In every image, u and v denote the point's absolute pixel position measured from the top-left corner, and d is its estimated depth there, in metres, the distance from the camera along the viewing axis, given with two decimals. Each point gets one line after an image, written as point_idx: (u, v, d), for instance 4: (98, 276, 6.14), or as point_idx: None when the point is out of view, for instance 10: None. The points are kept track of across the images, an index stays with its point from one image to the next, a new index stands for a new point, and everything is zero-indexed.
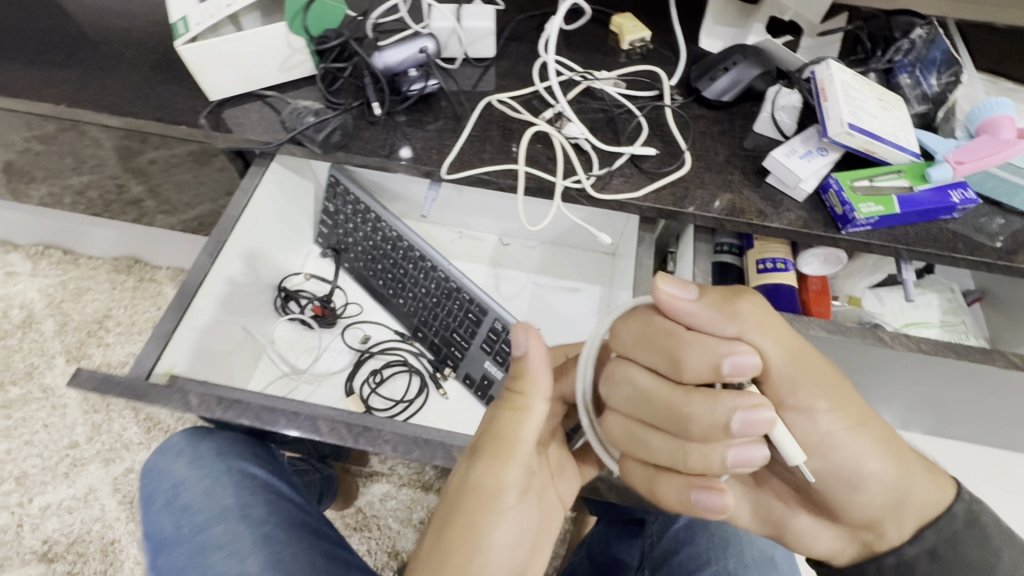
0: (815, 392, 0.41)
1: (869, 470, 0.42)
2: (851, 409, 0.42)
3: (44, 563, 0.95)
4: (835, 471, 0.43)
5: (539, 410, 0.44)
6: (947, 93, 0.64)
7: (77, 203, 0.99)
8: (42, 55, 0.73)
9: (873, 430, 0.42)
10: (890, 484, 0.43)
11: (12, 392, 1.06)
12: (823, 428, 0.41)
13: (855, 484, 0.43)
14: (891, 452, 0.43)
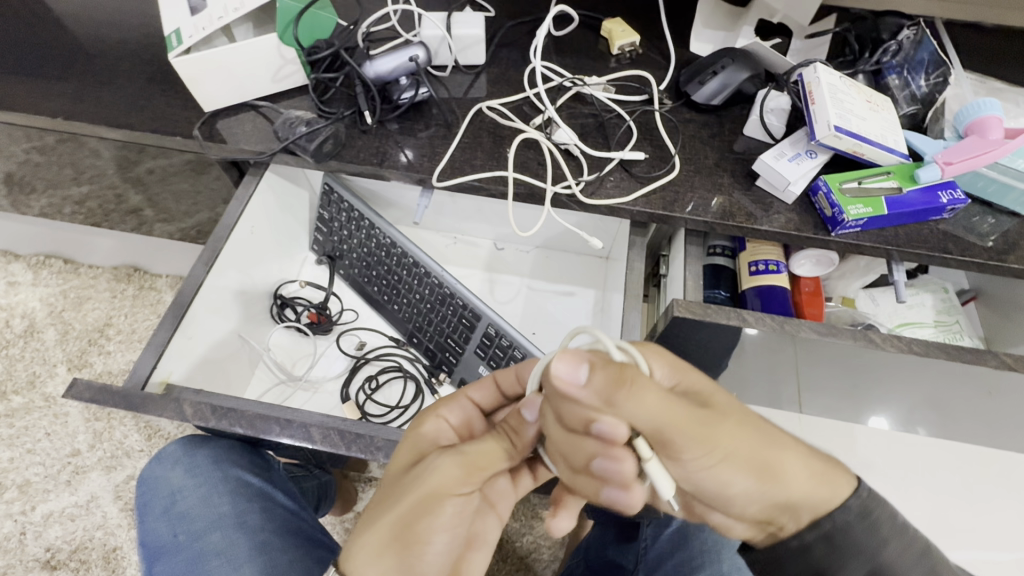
0: (684, 442, 0.37)
1: (739, 490, 0.40)
2: (728, 444, 0.38)
3: (47, 571, 0.96)
4: (711, 494, 0.41)
5: (452, 410, 0.50)
6: (935, 93, 0.65)
7: (77, 213, 1.00)
8: (39, 69, 0.74)
9: (746, 458, 0.39)
10: (765, 495, 0.41)
11: (14, 401, 1.07)
12: (689, 473, 0.39)
13: (733, 501, 0.41)
14: (771, 477, 0.41)
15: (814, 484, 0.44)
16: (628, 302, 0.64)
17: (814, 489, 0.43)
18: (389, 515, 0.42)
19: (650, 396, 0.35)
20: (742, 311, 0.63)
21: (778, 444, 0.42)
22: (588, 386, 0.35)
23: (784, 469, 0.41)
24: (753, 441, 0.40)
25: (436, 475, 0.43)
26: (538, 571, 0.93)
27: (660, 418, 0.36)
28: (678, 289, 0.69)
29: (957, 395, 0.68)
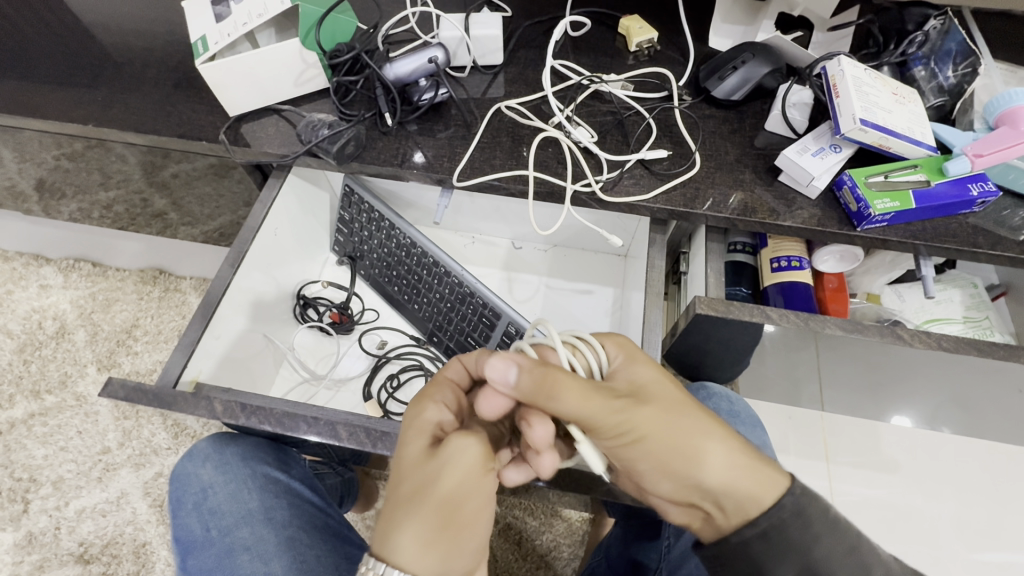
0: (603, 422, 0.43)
1: (647, 466, 0.46)
2: (643, 431, 0.44)
3: (80, 564, 0.99)
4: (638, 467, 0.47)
5: (442, 394, 0.48)
6: (964, 84, 0.63)
7: (105, 217, 1.03)
8: (70, 78, 0.76)
9: (661, 440, 0.45)
10: (684, 477, 0.46)
11: (48, 400, 1.10)
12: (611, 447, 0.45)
13: (653, 478, 0.47)
14: (677, 466, 0.45)
15: (740, 472, 0.45)
16: (649, 300, 0.64)
17: (743, 478, 0.45)
18: (427, 500, 0.42)
19: (564, 380, 0.41)
20: (765, 308, 0.61)
21: (699, 434, 0.45)
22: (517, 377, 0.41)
23: (700, 458, 0.45)
24: (669, 431, 0.45)
25: (462, 457, 0.43)
26: (559, 569, 0.93)
27: (583, 408, 0.42)
28: (698, 286, 0.68)
29: (990, 393, 0.66)
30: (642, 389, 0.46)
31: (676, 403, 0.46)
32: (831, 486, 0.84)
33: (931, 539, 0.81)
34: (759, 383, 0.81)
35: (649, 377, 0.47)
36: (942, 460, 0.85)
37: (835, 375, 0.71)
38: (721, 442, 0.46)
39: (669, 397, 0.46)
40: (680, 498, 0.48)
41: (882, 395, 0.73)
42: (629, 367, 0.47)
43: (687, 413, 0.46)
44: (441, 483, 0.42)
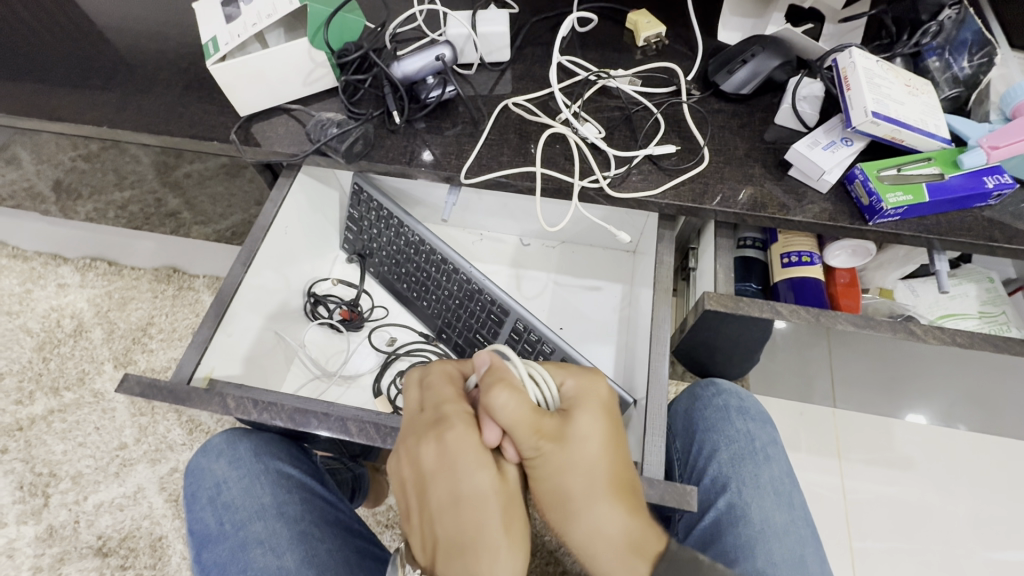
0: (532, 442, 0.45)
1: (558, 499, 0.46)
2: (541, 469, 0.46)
3: (99, 557, 1.01)
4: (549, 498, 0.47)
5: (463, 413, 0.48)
6: (979, 75, 0.62)
7: (119, 216, 1.05)
8: (85, 80, 0.77)
9: (566, 477, 0.45)
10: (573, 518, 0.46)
11: (66, 397, 1.13)
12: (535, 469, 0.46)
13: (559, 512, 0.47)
14: (560, 512, 0.46)
15: (612, 545, 0.45)
16: (658, 296, 0.63)
17: (616, 551, 0.45)
18: (515, 523, 0.45)
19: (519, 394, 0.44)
20: (775, 303, 0.61)
21: (598, 495, 0.45)
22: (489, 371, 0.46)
23: (586, 514, 0.45)
24: (564, 485, 0.46)
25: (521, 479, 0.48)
26: (569, 565, 0.93)
27: (514, 425, 0.43)
28: (707, 282, 0.68)
29: (1006, 387, 0.65)
30: (572, 436, 0.46)
31: (592, 468, 0.46)
32: (845, 484, 0.83)
33: (947, 537, 0.80)
34: (769, 379, 0.80)
35: (592, 431, 0.46)
36: (957, 458, 0.84)
37: (847, 371, 0.70)
38: (615, 510, 0.46)
39: (585, 456, 0.46)
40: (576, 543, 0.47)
41: (894, 391, 0.72)
42: (578, 403, 0.48)
43: (596, 474, 0.46)
44: (522, 507, 0.46)
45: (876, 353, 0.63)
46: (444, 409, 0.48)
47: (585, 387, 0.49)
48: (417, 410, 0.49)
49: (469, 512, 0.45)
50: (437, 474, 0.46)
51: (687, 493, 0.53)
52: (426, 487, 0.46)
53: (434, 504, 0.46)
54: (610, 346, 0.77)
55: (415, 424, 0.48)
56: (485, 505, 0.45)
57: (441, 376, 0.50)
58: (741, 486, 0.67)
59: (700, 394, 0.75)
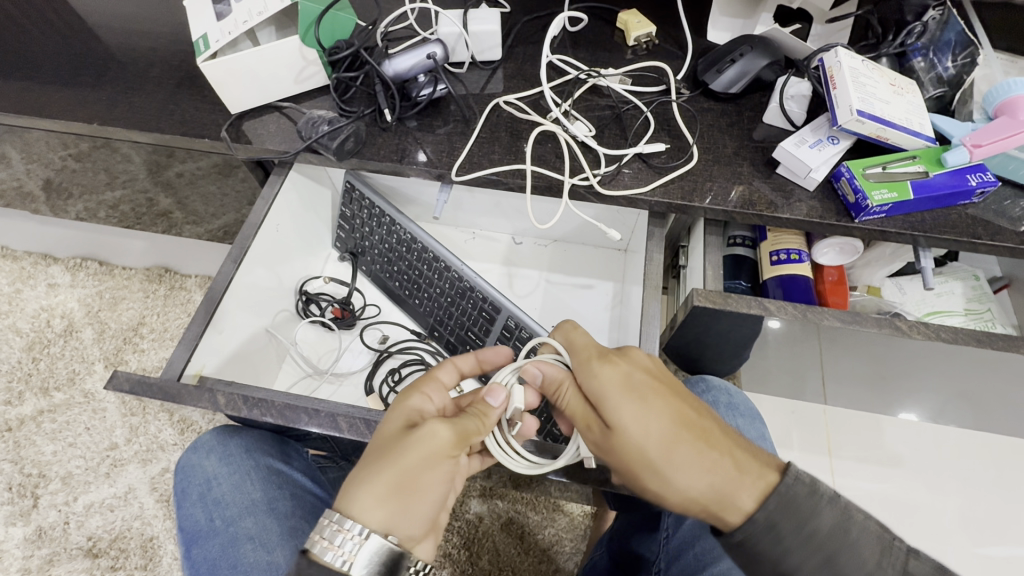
0: (591, 426, 0.50)
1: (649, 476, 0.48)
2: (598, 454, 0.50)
3: (89, 559, 1.00)
4: (634, 477, 0.49)
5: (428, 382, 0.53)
6: (963, 75, 0.63)
7: (111, 216, 1.05)
8: (76, 78, 0.77)
9: (634, 454, 0.48)
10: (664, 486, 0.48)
11: (56, 397, 1.12)
12: (605, 454, 0.50)
13: (651, 487, 0.48)
14: (644, 488, 0.49)
15: (707, 502, 0.46)
16: (647, 293, 0.64)
17: (710, 504, 0.46)
18: (396, 469, 0.45)
19: (568, 391, 0.51)
20: (763, 300, 0.62)
21: (666, 462, 0.47)
22: (545, 375, 0.52)
23: (663, 482, 0.47)
24: (627, 462, 0.48)
25: (433, 439, 0.46)
26: (561, 563, 0.93)
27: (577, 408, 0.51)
28: (697, 279, 0.68)
29: (991, 384, 0.67)
30: (613, 423, 0.48)
31: (644, 444, 0.47)
32: (835, 481, 0.84)
33: (935, 533, 0.80)
34: (760, 376, 0.81)
35: (628, 412, 0.47)
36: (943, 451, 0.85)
37: (835, 367, 0.71)
38: (691, 470, 0.47)
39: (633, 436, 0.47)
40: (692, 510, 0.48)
41: (881, 387, 0.73)
42: (603, 391, 0.49)
43: (649, 447, 0.47)
44: (407, 451, 0.45)
45: (863, 347, 0.64)
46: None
47: (601, 377, 0.49)
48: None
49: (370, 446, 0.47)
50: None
51: None
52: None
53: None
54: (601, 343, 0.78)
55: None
56: (382, 444, 0.47)
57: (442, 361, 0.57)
58: None
59: (690, 390, 0.75)
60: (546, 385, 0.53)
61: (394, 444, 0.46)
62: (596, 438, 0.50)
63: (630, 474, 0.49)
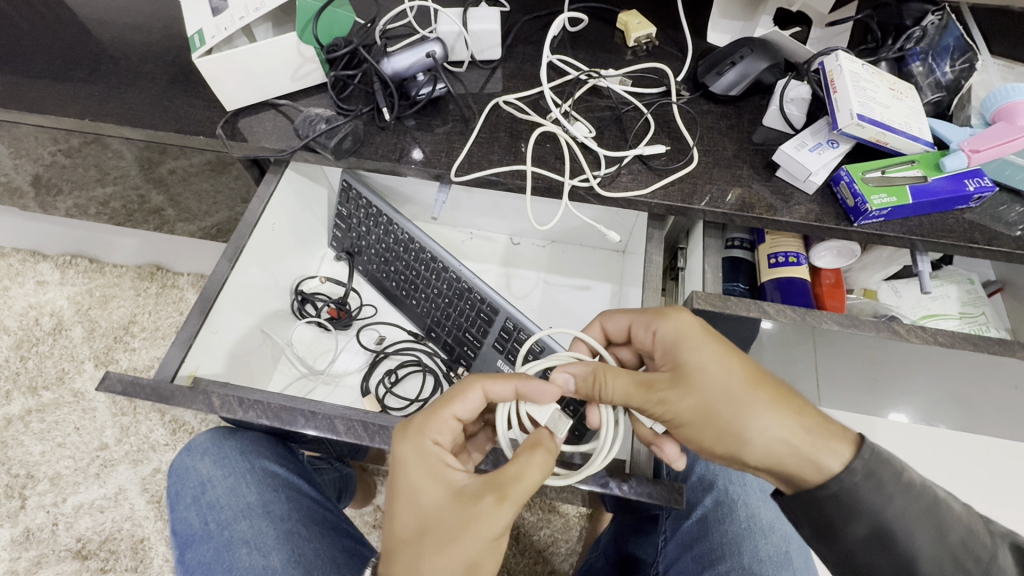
0: (661, 391, 0.49)
1: (737, 427, 0.48)
2: (675, 411, 0.49)
3: (78, 560, 0.98)
4: (718, 433, 0.49)
5: (440, 432, 0.49)
6: (960, 80, 0.63)
7: (102, 212, 1.03)
8: (66, 72, 0.75)
9: (718, 403, 0.48)
10: (751, 438, 0.48)
11: (45, 396, 1.10)
12: (681, 415, 0.49)
13: (737, 440, 0.48)
14: (727, 440, 0.49)
15: (796, 445, 0.47)
16: (647, 294, 0.64)
17: (800, 448, 0.47)
18: (457, 559, 0.44)
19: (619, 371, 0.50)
20: (762, 303, 0.62)
21: (751, 406, 0.48)
22: (578, 376, 0.51)
23: (752, 433, 0.48)
24: (709, 411, 0.49)
25: (489, 523, 0.44)
26: (556, 564, 0.93)
27: (633, 388, 0.50)
28: (695, 282, 0.68)
29: (982, 387, 0.68)
30: (694, 374, 0.49)
31: (730, 393, 0.48)
32: None
33: None
34: None
35: (710, 359, 0.49)
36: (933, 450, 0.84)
37: (831, 370, 0.70)
38: (773, 414, 0.48)
39: (715, 380, 0.49)
40: (783, 460, 0.48)
41: (876, 389, 0.73)
42: (680, 345, 0.51)
43: (734, 390, 0.48)
44: (464, 539, 0.44)
45: (858, 348, 0.64)
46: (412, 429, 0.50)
47: (674, 331, 0.51)
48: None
49: (418, 528, 0.46)
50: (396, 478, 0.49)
51: (678, 491, 0.53)
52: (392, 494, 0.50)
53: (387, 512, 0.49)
54: None
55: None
56: (430, 528, 0.46)
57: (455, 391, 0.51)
58: (727, 483, 0.73)
59: None
60: (582, 380, 0.51)
61: (449, 530, 0.45)
62: (670, 401, 0.49)
63: (711, 430, 0.49)
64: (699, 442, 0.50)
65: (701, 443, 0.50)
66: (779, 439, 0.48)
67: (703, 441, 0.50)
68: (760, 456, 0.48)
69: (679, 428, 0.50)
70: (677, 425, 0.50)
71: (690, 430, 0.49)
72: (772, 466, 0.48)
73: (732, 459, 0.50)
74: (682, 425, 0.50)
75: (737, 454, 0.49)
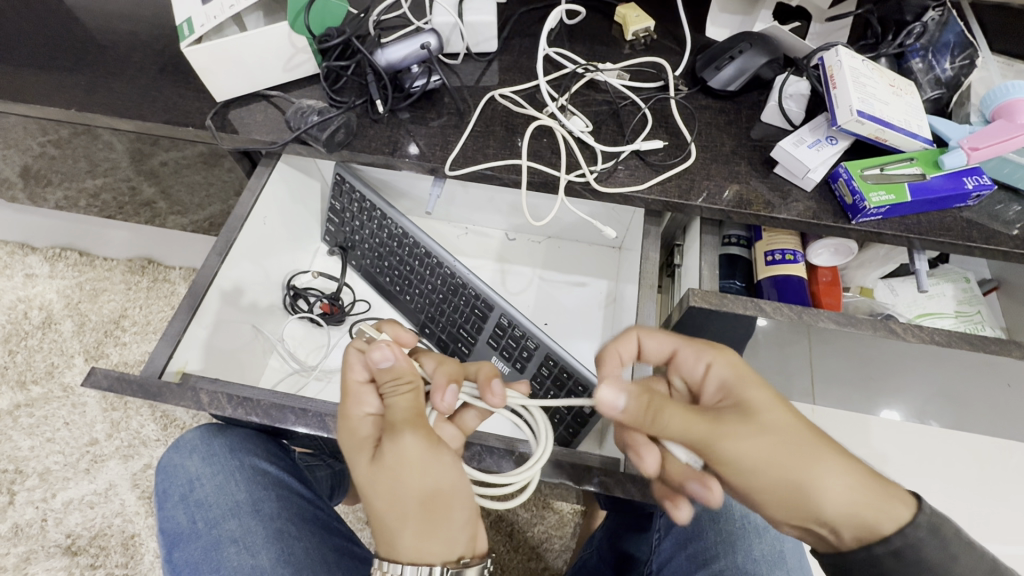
0: (727, 430, 0.44)
1: (811, 475, 0.43)
2: (745, 449, 0.43)
3: (68, 556, 0.97)
4: (786, 482, 0.43)
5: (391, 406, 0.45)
6: (960, 77, 0.63)
7: (92, 205, 1.01)
8: (53, 61, 0.74)
9: (788, 449, 0.43)
10: (824, 489, 0.43)
11: (34, 391, 1.09)
12: (750, 459, 0.43)
13: (807, 492, 0.43)
14: (800, 490, 0.43)
15: (865, 496, 0.44)
16: (643, 291, 0.63)
17: (868, 500, 0.44)
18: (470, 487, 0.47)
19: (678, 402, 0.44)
20: (758, 301, 0.61)
21: (820, 453, 0.44)
22: (634, 401, 0.43)
23: (824, 482, 0.43)
24: (780, 455, 0.43)
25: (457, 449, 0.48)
26: (550, 561, 0.93)
27: (694, 423, 0.43)
28: (692, 279, 0.68)
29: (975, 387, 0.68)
30: (759, 412, 0.45)
31: (800, 435, 0.44)
32: None
33: None
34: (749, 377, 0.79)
35: (768, 399, 0.46)
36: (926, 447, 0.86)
37: (826, 369, 0.70)
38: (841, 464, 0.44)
39: (782, 421, 0.45)
40: (854, 512, 0.44)
41: (870, 389, 0.73)
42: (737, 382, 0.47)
43: (804, 433, 0.44)
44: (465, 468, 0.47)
45: (851, 351, 0.65)
46: (392, 446, 0.44)
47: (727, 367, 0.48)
48: (361, 437, 0.46)
49: (439, 490, 0.44)
50: (390, 497, 0.44)
51: None
52: (386, 515, 0.44)
53: (399, 529, 0.44)
54: (594, 342, 0.77)
55: (366, 453, 0.45)
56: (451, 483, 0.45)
57: (391, 385, 0.46)
58: None
59: None
60: (641, 403, 0.43)
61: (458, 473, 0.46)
62: (737, 441, 0.43)
63: (781, 477, 0.43)
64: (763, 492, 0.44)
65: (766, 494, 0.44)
66: (853, 492, 0.44)
67: (769, 491, 0.44)
68: (832, 509, 0.43)
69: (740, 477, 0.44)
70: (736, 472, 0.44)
71: (756, 478, 0.44)
72: (842, 521, 0.44)
73: (794, 514, 0.45)
74: (745, 473, 0.44)
75: (806, 505, 0.44)
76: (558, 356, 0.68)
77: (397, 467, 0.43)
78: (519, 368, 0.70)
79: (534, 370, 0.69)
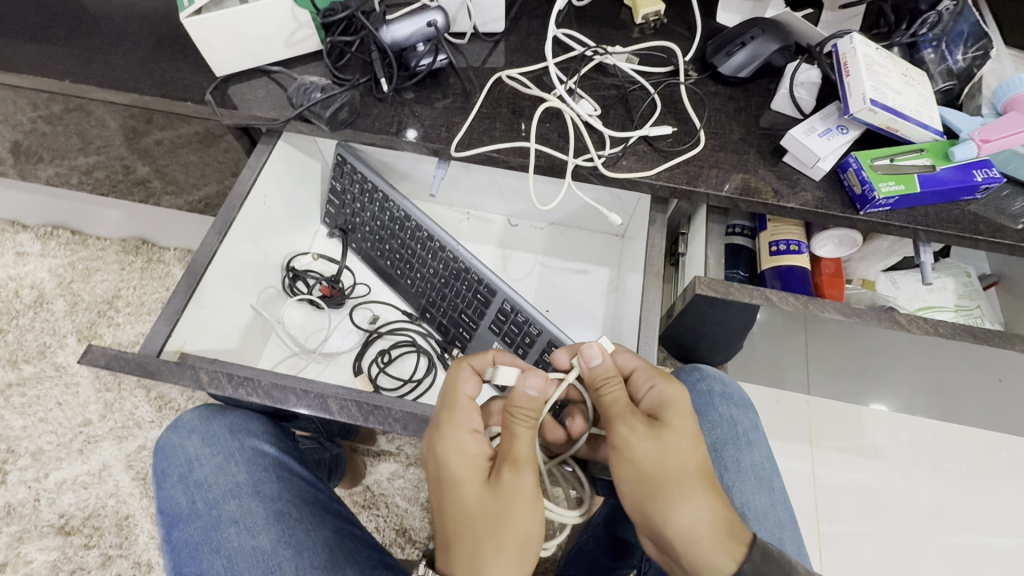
0: (636, 420, 0.48)
1: (678, 499, 0.46)
2: (638, 445, 0.47)
3: (61, 536, 0.97)
4: (645, 482, 0.47)
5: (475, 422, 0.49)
6: (973, 68, 0.63)
7: (84, 182, 0.99)
8: (45, 31, 0.72)
9: (669, 461, 0.47)
10: (695, 515, 0.45)
11: (26, 370, 1.07)
12: (640, 449, 0.47)
13: (663, 505, 0.46)
14: (657, 499, 0.46)
15: (706, 536, 0.45)
16: (648, 279, 0.63)
17: (713, 539, 0.45)
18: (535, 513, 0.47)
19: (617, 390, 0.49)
20: (764, 290, 0.61)
21: (689, 485, 0.46)
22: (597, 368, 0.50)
23: (681, 497, 0.46)
24: (662, 466, 0.47)
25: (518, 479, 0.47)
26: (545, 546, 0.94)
27: (616, 408, 0.49)
28: (697, 267, 0.67)
29: (970, 382, 0.67)
30: (668, 424, 0.49)
31: (688, 459, 0.47)
32: (815, 470, 0.90)
33: (909, 522, 0.87)
34: (749, 367, 0.79)
35: (684, 429, 0.48)
36: (909, 446, 0.91)
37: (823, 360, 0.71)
38: (697, 506, 0.46)
39: (683, 448, 0.47)
40: (694, 545, 0.45)
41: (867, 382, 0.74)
42: (665, 401, 0.50)
43: (691, 472, 0.47)
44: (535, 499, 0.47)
45: (851, 343, 0.65)
46: (509, 476, 0.46)
47: (671, 395, 0.50)
48: (471, 453, 0.48)
49: (518, 504, 0.45)
50: (486, 517, 0.45)
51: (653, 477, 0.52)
52: (472, 521, 0.46)
53: (490, 549, 0.45)
54: (596, 329, 0.77)
55: (477, 474, 0.47)
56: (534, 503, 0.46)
57: (522, 415, 0.47)
58: (722, 469, 0.67)
59: (684, 379, 0.73)
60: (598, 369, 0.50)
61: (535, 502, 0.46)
62: (632, 431, 0.48)
63: (650, 477, 0.47)
64: (631, 484, 0.47)
65: (637, 490, 0.47)
66: (709, 533, 0.45)
67: (637, 486, 0.47)
68: (681, 533, 0.45)
69: (634, 471, 0.47)
70: (628, 460, 0.47)
71: (636, 472, 0.47)
72: (691, 553, 0.45)
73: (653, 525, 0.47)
74: (632, 464, 0.47)
75: (661, 514, 0.46)
76: (561, 342, 0.66)
77: (506, 496, 0.45)
78: (521, 354, 0.69)
79: (536, 356, 0.68)
